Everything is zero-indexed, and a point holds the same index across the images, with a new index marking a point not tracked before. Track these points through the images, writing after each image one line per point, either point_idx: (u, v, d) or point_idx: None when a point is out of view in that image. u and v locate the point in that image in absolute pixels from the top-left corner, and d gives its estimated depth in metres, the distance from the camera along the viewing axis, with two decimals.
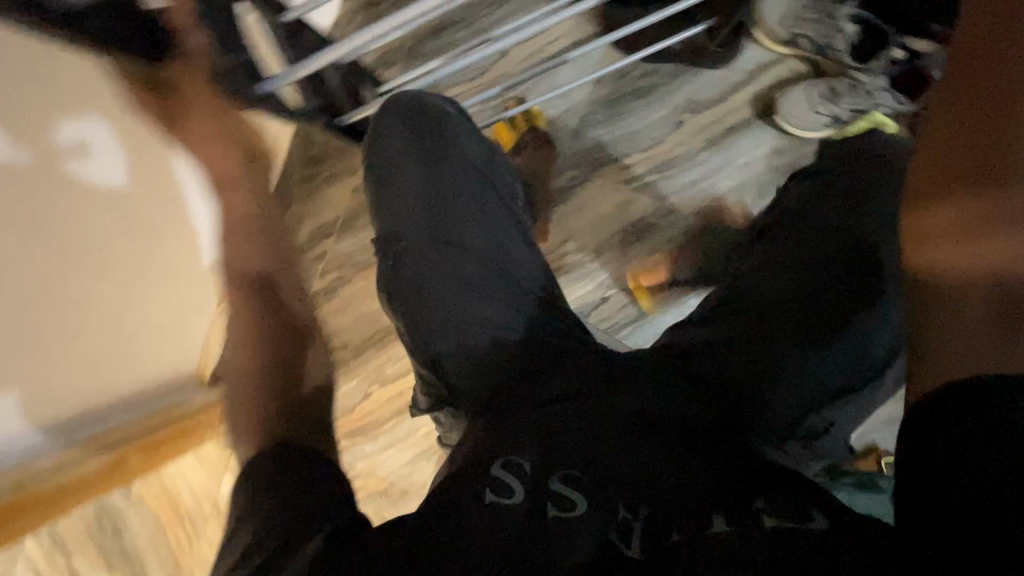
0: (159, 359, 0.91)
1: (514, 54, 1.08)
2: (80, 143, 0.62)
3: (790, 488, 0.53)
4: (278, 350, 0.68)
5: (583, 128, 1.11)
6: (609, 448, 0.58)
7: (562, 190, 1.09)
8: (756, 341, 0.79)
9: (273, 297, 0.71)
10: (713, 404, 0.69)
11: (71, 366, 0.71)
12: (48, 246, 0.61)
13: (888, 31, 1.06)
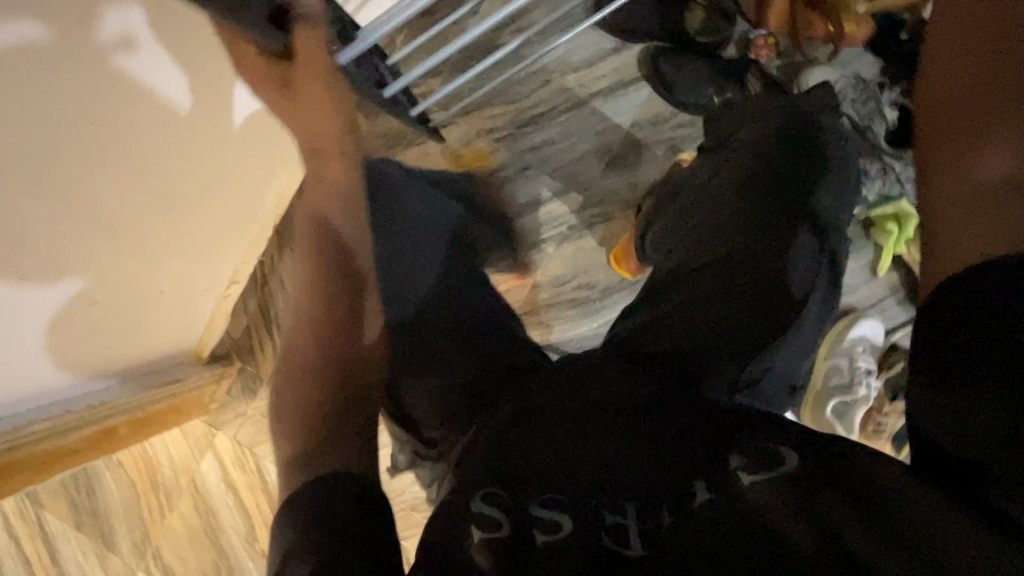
0: (165, 335, 0.92)
1: (559, 85, 1.05)
2: (129, 36, 0.51)
3: (749, 435, 0.55)
4: (343, 318, 0.56)
5: (613, 167, 1.06)
6: (573, 441, 0.57)
7: (581, 227, 1.06)
8: (700, 340, 0.75)
9: (334, 255, 0.58)
10: (656, 376, 0.68)
11: (90, 304, 0.70)
12: (79, 180, 0.57)
13: None
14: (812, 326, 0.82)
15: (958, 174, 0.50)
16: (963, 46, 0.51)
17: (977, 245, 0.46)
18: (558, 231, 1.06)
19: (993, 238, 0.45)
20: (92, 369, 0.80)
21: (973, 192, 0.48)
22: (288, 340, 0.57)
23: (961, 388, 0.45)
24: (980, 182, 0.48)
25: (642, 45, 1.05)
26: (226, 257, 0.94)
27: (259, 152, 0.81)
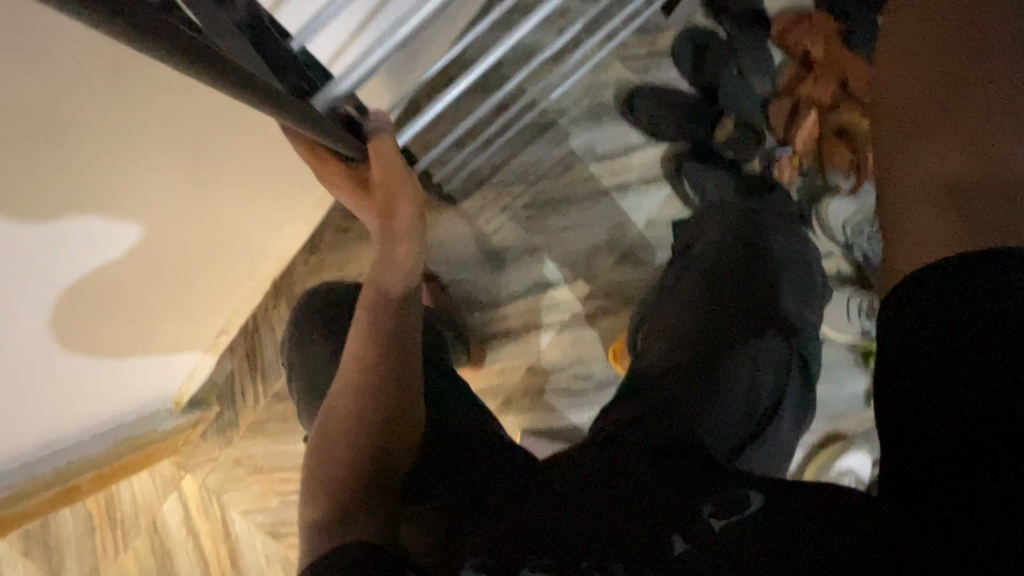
0: (149, 384, 0.84)
1: (584, 174, 0.99)
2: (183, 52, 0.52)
3: (716, 485, 0.53)
4: (385, 388, 0.60)
5: (621, 264, 0.99)
6: (560, 508, 0.52)
7: (583, 317, 0.99)
8: (686, 403, 0.71)
9: (384, 326, 0.61)
10: (637, 443, 0.62)
11: (94, 318, 0.65)
12: (119, 176, 0.55)
13: None
14: (791, 427, 0.77)
15: (907, 171, 0.49)
16: (912, 48, 0.50)
17: (932, 246, 0.45)
18: (557, 317, 0.99)
19: (958, 237, 0.44)
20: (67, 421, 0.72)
21: (928, 190, 0.47)
22: (329, 407, 0.61)
23: (973, 421, 0.39)
24: (935, 182, 0.47)
25: (665, 145, 0.98)
26: (224, 301, 0.89)
27: (272, 191, 0.81)
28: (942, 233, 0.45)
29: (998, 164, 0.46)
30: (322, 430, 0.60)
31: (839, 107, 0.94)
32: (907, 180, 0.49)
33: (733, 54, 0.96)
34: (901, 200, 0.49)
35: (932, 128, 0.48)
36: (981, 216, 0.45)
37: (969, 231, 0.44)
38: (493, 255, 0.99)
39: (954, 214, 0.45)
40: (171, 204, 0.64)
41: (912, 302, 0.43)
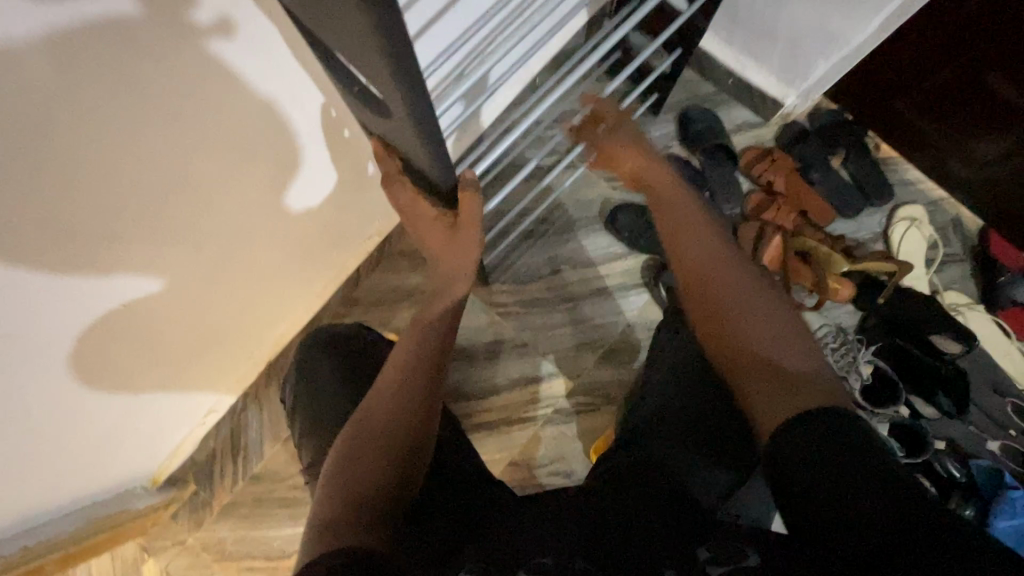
0: (135, 451, 0.85)
1: (569, 276, 1.07)
2: (252, 132, 0.61)
3: (708, 533, 0.55)
4: (419, 395, 0.62)
5: (602, 362, 1.04)
6: (605, 540, 0.54)
7: (568, 412, 1.03)
8: (673, 441, 0.71)
9: (435, 348, 0.67)
10: (632, 489, 0.63)
11: (117, 353, 0.68)
12: (180, 206, 0.59)
13: (901, 385, 0.94)
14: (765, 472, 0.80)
15: (737, 342, 0.61)
16: (688, 259, 0.69)
17: (784, 412, 0.53)
18: (543, 410, 1.03)
19: (795, 407, 0.53)
20: (51, 475, 0.72)
21: (778, 377, 0.57)
22: (359, 416, 0.61)
23: (855, 491, 0.46)
24: (766, 361, 0.59)
25: (644, 255, 1.08)
26: (221, 380, 0.93)
27: (289, 281, 0.90)
28: (781, 411, 0.53)
29: (796, 341, 0.60)
30: (346, 446, 0.58)
31: (801, 232, 1.03)
32: (744, 348, 0.61)
33: (705, 182, 1.07)
34: (739, 374, 0.60)
35: (733, 309, 0.64)
36: (791, 384, 0.55)
37: (794, 399, 0.54)
38: (485, 348, 1.05)
39: (790, 391, 0.55)
40: (242, 212, 0.68)
41: (782, 451, 0.51)
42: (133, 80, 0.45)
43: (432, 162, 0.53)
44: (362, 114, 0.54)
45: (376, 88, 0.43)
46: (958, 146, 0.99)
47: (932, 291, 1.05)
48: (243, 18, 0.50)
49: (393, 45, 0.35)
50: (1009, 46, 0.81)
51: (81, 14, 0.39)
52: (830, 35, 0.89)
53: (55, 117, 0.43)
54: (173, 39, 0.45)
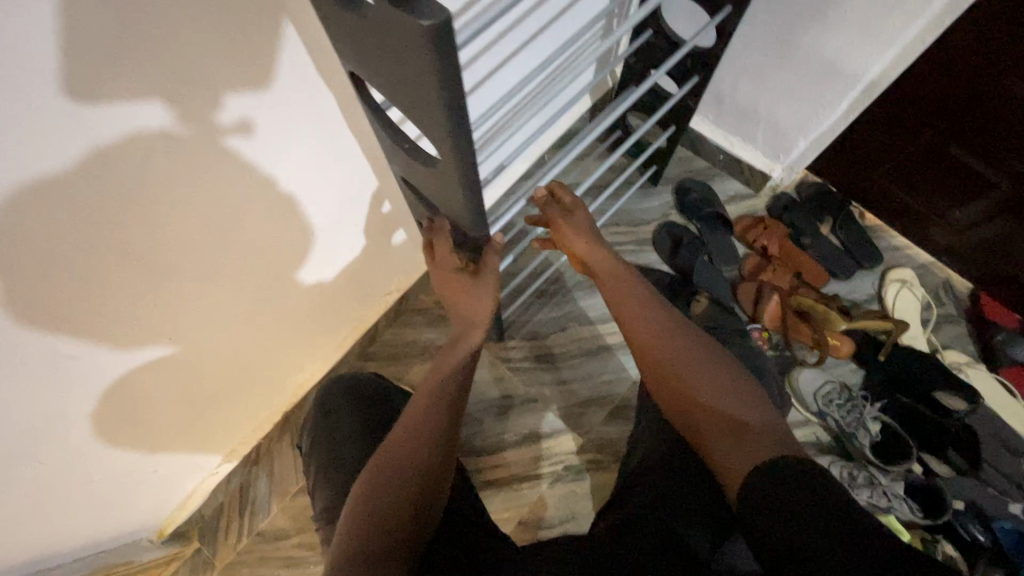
0: (146, 503, 0.85)
1: (576, 334, 1.12)
2: (297, 188, 0.68)
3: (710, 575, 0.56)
4: (442, 424, 0.64)
5: (612, 418, 1.05)
6: None
7: (577, 469, 1.02)
8: (677, 483, 0.71)
9: (459, 379, 0.69)
10: (638, 536, 0.63)
11: (154, 398, 0.70)
12: (234, 254, 0.65)
13: (911, 442, 0.94)
14: None
15: (691, 398, 0.63)
16: (642, 333, 0.69)
17: (747, 458, 0.54)
18: (551, 467, 1.02)
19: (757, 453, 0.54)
20: (65, 519, 0.72)
21: (734, 427, 0.58)
22: (382, 449, 0.63)
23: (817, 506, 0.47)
24: (721, 415, 0.60)
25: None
26: (230, 437, 0.93)
27: (310, 335, 0.93)
28: (743, 460, 0.55)
29: (744, 390, 0.63)
30: (362, 496, 0.58)
31: (797, 292, 1.08)
32: (703, 410, 0.61)
33: (704, 246, 1.14)
34: (703, 442, 0.60)
35: (686, 365, 0.65)
36: (744, 433, 0.57)
37: (753, 446, 0.55)
38: (496, 403, 1.06)
39: (745, 440, 0.56)
40: (265, 273, 0.73)
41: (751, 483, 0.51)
42: (174, 163, 0.51)
43: (467, 219, 0.57)
44: (403, 169, 0.60)
45: (429, 158, 0.50)
46: (940, 210, 1.07)
47: (933, 350, 1.07)
48: (264, 111, 0.56)
49: (462, 132, 0.41)
50: (973, 119, 0.91)
51: (120, 123, 0.46)
52: (806, 114, 1.00)
53: (100, 200, 0.48)
54: (198, 139, 0.52)
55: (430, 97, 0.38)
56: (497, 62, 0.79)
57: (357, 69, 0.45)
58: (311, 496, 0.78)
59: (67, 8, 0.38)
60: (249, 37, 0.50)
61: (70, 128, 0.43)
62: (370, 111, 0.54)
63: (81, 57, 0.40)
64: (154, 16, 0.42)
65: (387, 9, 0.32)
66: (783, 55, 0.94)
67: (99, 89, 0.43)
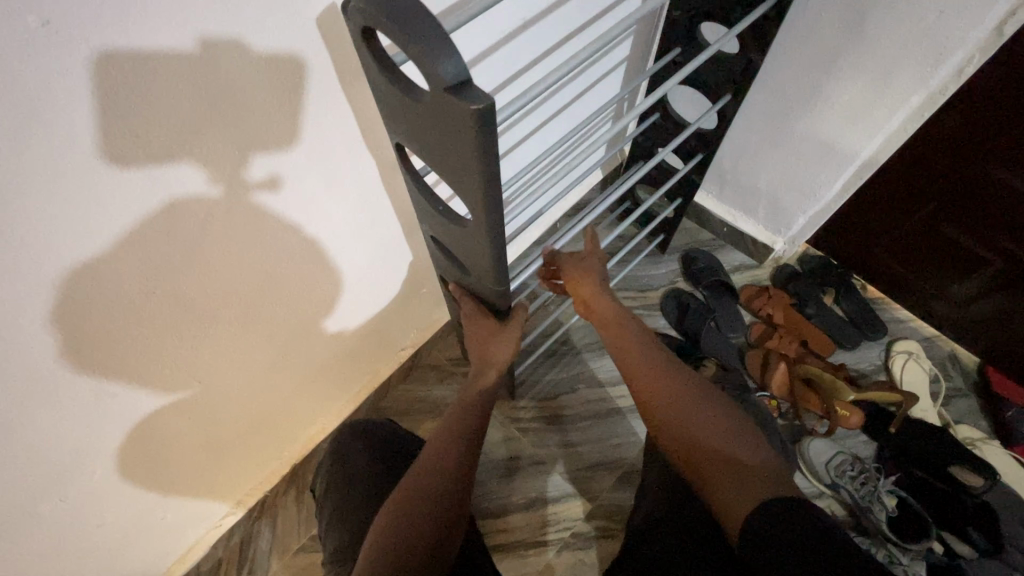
0: (149, 546, 0.84)
1: (585, 394, 1.13)
2: (334, 243, 0.73)
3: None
4: (454, 473, 0.65)
5: (621, 482, 1.04)
6: None
7: (585, 536, 0.99)
8: (679, 530, 0.71)
9: (472, 427, 0.70)
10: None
11: (177, 437, 0.72)
12: (270, 300, 0.70)
13: (929, 519, 0.91)
14: None
15: (691, 439, 0.65)
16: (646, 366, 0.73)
17: (745, 499, 0.57)
18: (559, 534, 1.00)
19: (754, 496, 0.57)
20: (69, 556, 0.72)
21: (730, 467, 0.61)
22: (393, 501, 0.64)
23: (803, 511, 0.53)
24: (719, 455, 0.62)
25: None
26: (238, 486, 0.93)
27: (327, 385, 0.96)
28: (739, 502, 0.57)
29: (739, 429, 0.65)
30: (384, 538, 0.60)
31: (804, 360, 1.10)
32: (702, 451, 0.64)
33: (710, 312, 1.17)
34: (701, 474, 0.63)
35: (681, 405, 0.68)
36: (742, 473, 0.60)
37: (750, 487, 0.58)
38: (502, 464, 1.06)
39: (742, 481, 0.59)
40: (293, 323, 0.76)
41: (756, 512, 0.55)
42: (228, 219, 0.57)
43: (494, 277, 0.61)
44: (435, 228, 0.65)
45: (460, 220, 0.55)
46: (939, 285, 1.11)
47: (944, 424, 1.06)
48: (304, 168, 0.61)
49: (494, 198, 0.46)
50: (959, 201, 0.97)
51: (159, 178, 0.49)
52: (803, 191, 1.07)
53: (163, 248, 0.53)
54: (230, 193, 0.55)
55: (469, 166, 0.43)
56: (521, 136, 0.88)
57: (403, 140, 0.51)
58: (324, 538, 0.83)
59: (109, 77, 0.41)
60: (289, 97, 0.54)
61: (149, 185, 0.48)
62: (409, 178, 0.60)
63: (124, 118, 0.43)
64: (194, 83, 0.45)
65: (442, 95, 0.38)
66: (779, 138, 1.02)
67: (142, 149, 0.46)
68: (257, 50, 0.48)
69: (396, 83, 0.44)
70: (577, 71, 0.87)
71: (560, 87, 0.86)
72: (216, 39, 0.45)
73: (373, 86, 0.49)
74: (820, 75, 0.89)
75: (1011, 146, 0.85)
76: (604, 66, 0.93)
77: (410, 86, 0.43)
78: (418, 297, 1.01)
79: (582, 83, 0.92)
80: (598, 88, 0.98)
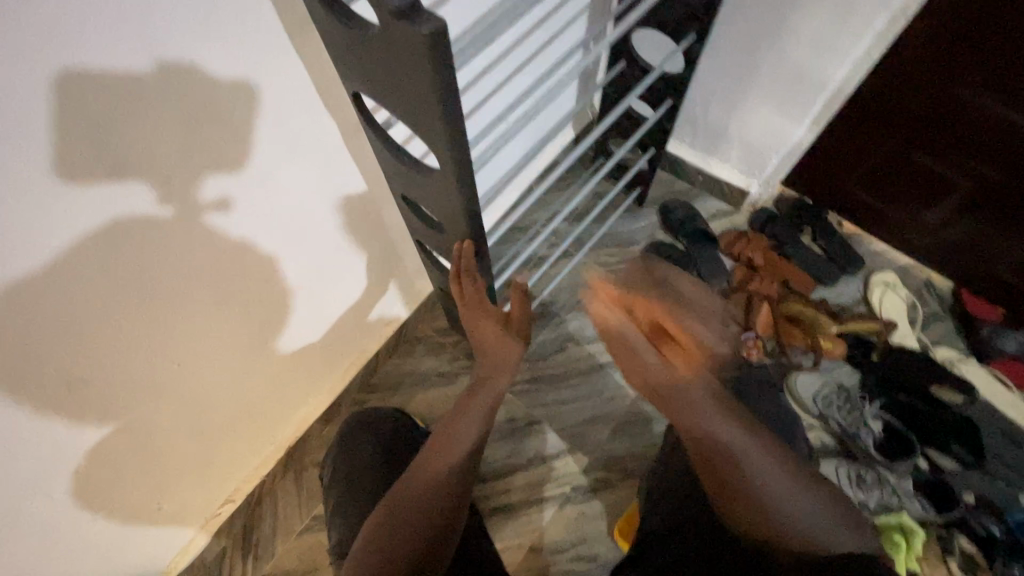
0: (148, 542, 0.83)
1: (574, 354, 1.13)
2: (306, 220, 0.71)
3: None
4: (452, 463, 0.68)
5: (615, 434, 1.05)
6: None
7: (586, 489, 1.01)
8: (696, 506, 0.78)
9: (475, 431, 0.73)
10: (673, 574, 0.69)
11: (164, 429, 0.71)
12: (238, 298, 0.68)
13: (914, 439, 0.94)
14: None
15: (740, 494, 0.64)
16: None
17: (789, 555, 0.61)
18: (560, 489, 1.01)
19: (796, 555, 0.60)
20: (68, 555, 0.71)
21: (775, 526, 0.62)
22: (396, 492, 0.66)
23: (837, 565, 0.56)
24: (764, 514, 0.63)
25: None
26: (234, 474, 0.92)
27: (313, 365, 0.94)
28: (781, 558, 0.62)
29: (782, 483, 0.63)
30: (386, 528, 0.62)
31: (786, 299, 1.12)
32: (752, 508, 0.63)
33: (691, 260, 1.18)
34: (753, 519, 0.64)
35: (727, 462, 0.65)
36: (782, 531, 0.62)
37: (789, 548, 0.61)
38: (499, 429, 1.06)
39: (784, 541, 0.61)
40: (272, 303, 0.74)
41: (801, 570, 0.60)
42: (175, 243, 0.55)
43: (469, 229, 0.60)
44: (404, 185, 0.63)
45: (428, 169, 0.54)
46: (911, 213, 1.13)
47: (924, 347, 1.09)
48: (263, 155, 0.59)
49: (460, 135, 0.45)
50: (925, 125, 0.98)
51: (105, 199, 0.47)
52: (773, 132, 1.07)
53: (110, 268, 0.51)
54: (182, 217, 0.54)
55: (433, 102, 0.42)
56: (486, 91, 0.86)
57: (360, 87, 0.49)
58: (328, 513, 0.84)
59: (57, 90, 0.40)
60: (238, 118, 0.54)
61: (90, 206, 0.47)
62: (371, 133, 0.58)
63: (64, 134, 0.42)
64: (146, 106, 0.46)
65: (391, 23, 0.36)
66: (746, 77, 1.02)
67: (88, 165, 0.45)
68: (196, 61, 0.47)
69: (343, 20, 0.42)
70: (538, 18, 0.85)
71: (521, 38, 0.84)
72: (172, 62, 0.45)
73: (321, 30, 0.47)
74: (782, 10, 0.88)
75: (973, 61, 0.85)
76: (564, 15, 0.91)
77: (359, 21, 0.41)
78: (399, 272, 0.98)
79: (543, 33, 0.89)
80: (561, 39, 0.96)
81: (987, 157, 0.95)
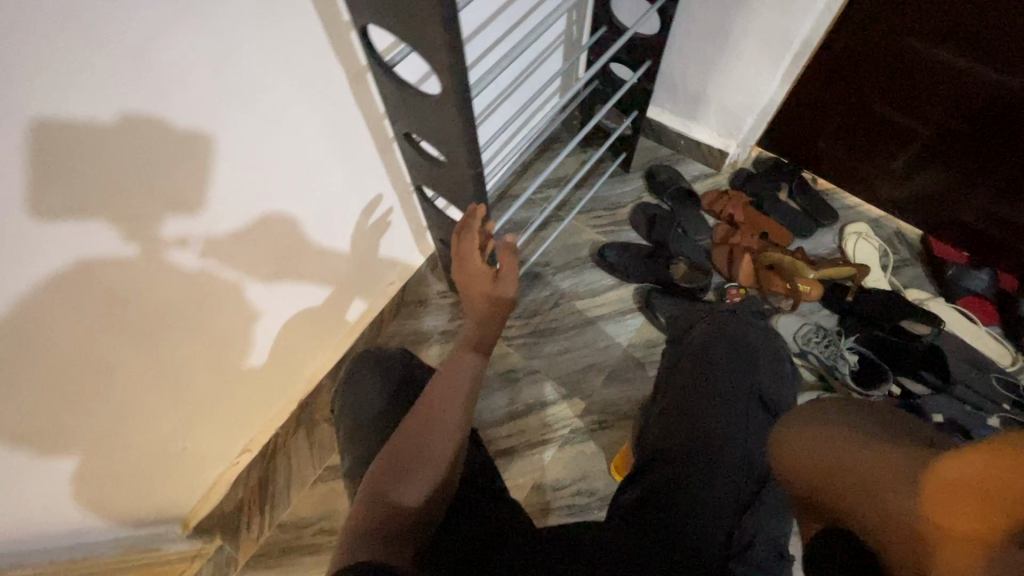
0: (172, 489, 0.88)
1: (568, 308, 1.19)
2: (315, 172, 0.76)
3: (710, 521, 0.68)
4: (447, 409, 0.74)
5: (609, 380, 1.12)
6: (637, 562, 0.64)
7: (583, 431, 1.07)
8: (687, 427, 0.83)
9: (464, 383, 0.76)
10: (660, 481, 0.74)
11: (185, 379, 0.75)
12: (214, 306, 0.72)
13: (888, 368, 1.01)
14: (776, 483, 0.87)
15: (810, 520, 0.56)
16: (957, 516, 0.36)
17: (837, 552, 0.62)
18: (561, 431, 1.07)
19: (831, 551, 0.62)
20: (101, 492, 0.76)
21: None
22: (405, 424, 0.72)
23: None
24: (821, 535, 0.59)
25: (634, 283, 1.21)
26: (251, 425, 0.96)
27: (323, 319, 0.99)
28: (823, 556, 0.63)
29: None
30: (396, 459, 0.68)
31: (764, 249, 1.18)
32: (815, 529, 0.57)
33: (676, 219, 1.25)
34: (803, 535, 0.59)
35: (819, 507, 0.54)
36: None
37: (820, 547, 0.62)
38: (500, 379, 1.12)
39: None
40: (286, 250, 0.79)
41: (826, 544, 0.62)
42: (136, 279, 0.59)
43: (469, 160, 0.65)
44: (409, 123, 0.69)
45: (431, 100, 0.59)
46: (882, 166, 1.20)
47: (897, 289, 1.16)
48: (252, 146, 0.64)
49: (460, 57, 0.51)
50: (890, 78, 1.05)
51: (73, 239, 0.51)
52: (749, 91, 1.14)
53: (79, 301, 0.55)
54: (145, 255, 0.59)
55: (435, 24, 0.47)
56: (480, 49, 0.92)
57: (368, 19, 0.55)
58: (343, 451, 0.89)
59: (34, 139, 0.44)
60: (197, 159, 0.58)
61: (61, 243, 0.51)
62: (378, 70, 0.63)
63: (37, 188, 0.46)
64: (110, 153, 0.50)
65: None
66: (721, 40, 1.08)
67: (59, 206, 0.49)
68: (156, 110, 0.51)
69: None
70: None
71: None
72: (136, 113, 0.50)
73: None
74: None
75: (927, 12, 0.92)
76: None
77: None
78: (401, 229, 1.04)
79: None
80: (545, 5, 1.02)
81: (948, 104, 1.02)
